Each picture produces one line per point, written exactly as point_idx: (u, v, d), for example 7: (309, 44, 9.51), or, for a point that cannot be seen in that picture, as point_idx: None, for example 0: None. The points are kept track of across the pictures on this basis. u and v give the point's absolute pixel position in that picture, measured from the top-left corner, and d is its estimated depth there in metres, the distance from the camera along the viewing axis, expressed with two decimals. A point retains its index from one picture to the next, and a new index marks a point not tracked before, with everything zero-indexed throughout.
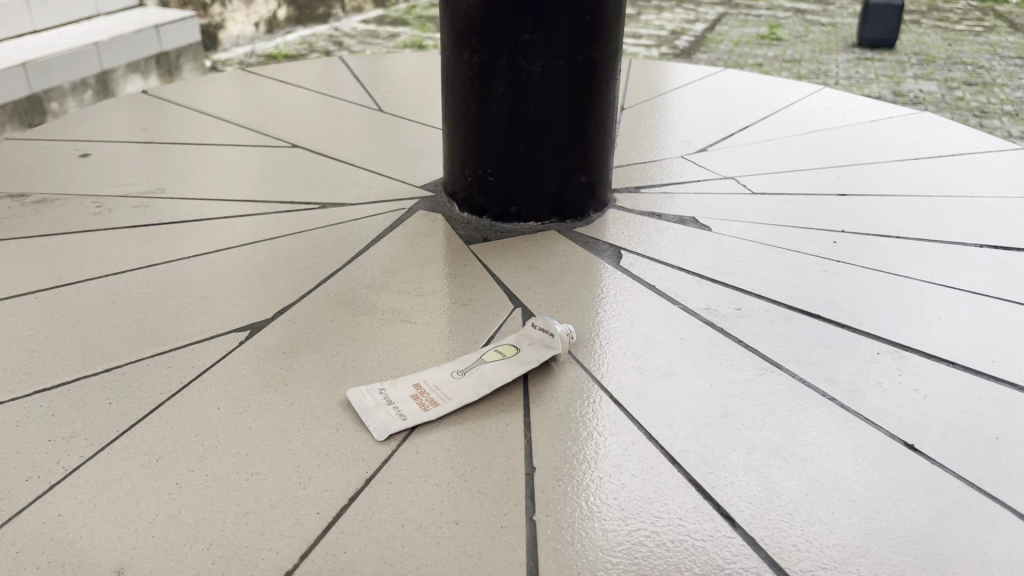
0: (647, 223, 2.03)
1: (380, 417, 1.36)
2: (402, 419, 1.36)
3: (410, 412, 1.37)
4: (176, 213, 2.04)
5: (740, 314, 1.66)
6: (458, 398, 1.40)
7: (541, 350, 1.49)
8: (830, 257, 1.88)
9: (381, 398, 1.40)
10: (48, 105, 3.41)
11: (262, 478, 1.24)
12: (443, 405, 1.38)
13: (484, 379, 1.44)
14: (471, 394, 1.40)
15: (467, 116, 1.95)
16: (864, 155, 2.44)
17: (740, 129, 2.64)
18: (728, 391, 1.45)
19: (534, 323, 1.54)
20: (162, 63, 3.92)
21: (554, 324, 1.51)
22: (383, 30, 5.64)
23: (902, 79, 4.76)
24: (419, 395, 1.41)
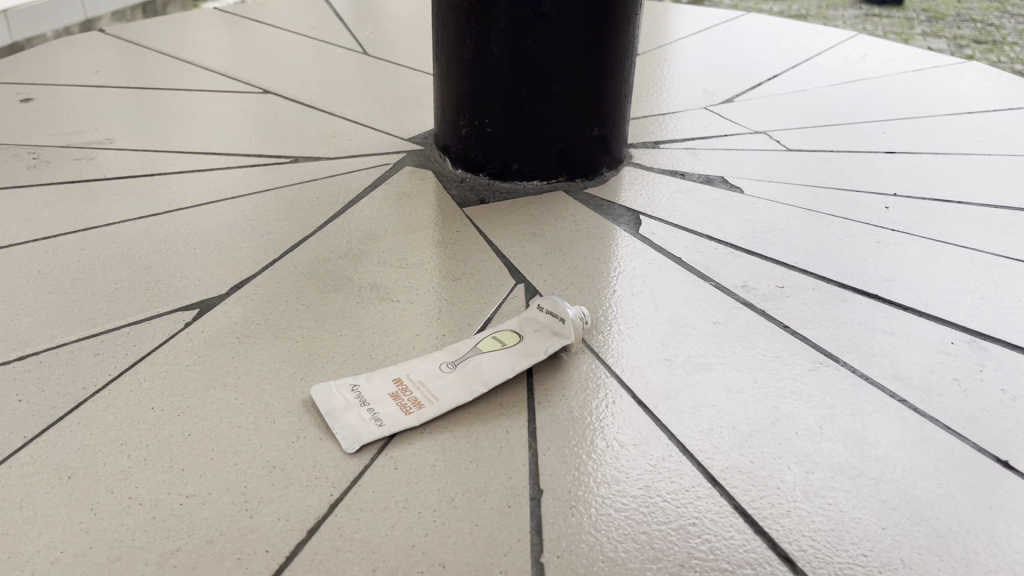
0: (669, 184, 1.76)
1: (351, 423, 1.10)
2: (378, 425, 1.10)
3: (389, 416, 1.11)
4: (123, 165, 1.76)
5: (783, 293, 1.40)
6: (447, 398, 1.14)
7: (550, 339, 1.22)
8: (884, 226, 1.61)
9: (354, 395, 1.14)
10: None
11: (198, 505, 0.99)
12: (429, 407, 1.13)
13: (480, 374, 1.17)
14: (464, 394, 1.14)
15: (462, 55, 1.67)
16: (909, 108, 2.16)
17: (768, 77, 2.35)
18: (776, 390, 1.19)
19: (540, 305, 1.26)
20: None
21: (565, 305, 1.23)
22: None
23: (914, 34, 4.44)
24: (399, 392, 1.15)
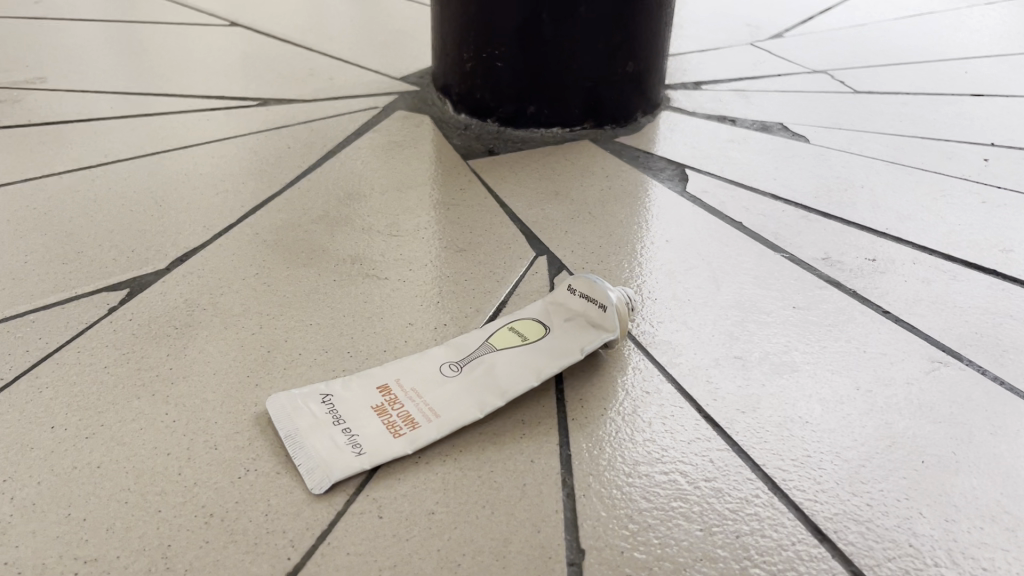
0: (718, 131, 1.46)
1: (321, 450, 0.80)
2: (357, 453, 0.80)
3: (372, 440, 0.81)
4: (53, 108, 1.45)
5: (877, 268, 1.10)
6: (451, 416, 0.84)
7: (584, 334, 0.93)
8: (987, 182, 1.31)
9: (324, 410, 0.84)
10: None
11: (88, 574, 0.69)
12: (427, 428, 0.83)
13: (495, 381, 0.88)
14: (475, 410, 0.85)
15: None
16: (990, 45, 1.84)
17: (820, 10, 2.02)
18: (886, 401, 0.90)
19: (573, 287, 0.96)
20: None
21: (605, 287, 0.93)
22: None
23: None
24: (386, 406, 0.85)
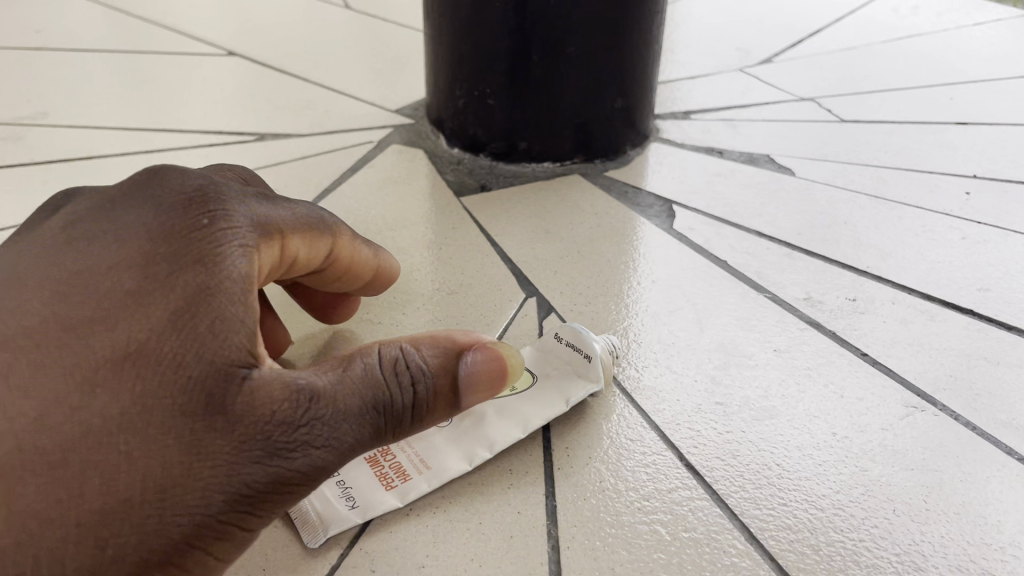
0: (705, 163, 1.49)
1: (315, 504, 0.83)
2: (351, 507, 0.83)
3: (364, 493, 0.84)
4: (55, 146, 1.48)
5: (856, 308, 1.14)
6: (442, 468, 0.87)
7: (568, 384, 0.96)
8: (967, 216, 1.34)
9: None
10: None
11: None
12: (418, 479, 0.86)
13: (483, 430, 0.91)
14: (464, 461, 0.88)
15: (458, 11, 1.37)
16: (977, 69, 1.87)
17: (810, 33, 2.05)
18: (861, 446, 0.94)
19: (558, 335, 0.99)
20: None
21: (591, 338, 0.96)
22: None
23: None
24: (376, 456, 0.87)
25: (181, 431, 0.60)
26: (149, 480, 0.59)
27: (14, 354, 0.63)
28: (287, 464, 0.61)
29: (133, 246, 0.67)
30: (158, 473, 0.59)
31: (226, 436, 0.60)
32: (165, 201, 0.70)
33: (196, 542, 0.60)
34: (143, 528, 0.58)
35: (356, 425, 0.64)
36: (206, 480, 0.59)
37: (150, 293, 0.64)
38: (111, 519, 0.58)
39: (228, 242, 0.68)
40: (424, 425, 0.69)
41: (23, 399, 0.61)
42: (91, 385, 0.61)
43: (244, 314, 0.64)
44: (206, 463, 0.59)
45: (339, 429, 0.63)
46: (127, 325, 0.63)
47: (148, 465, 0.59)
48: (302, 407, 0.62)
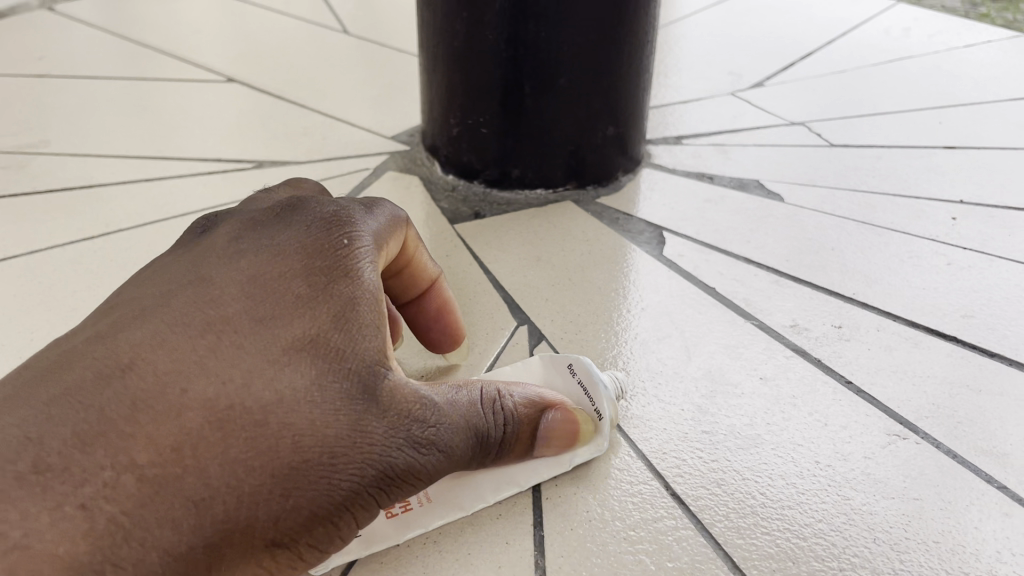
0: (696, 189, 1.51)
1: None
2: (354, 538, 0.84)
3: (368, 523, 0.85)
4: (56, 175, 1.51)
5: (841, 335, 1.16)
6: (451, 504, 0.88)
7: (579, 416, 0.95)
8: (953, 242, 1.36)
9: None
10: None
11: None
12: (424, 513, 0.87)
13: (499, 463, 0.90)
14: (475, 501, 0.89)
15: (452, 42, 1.40)
16: (966, 92, 1.89)
17: (802, 57, 2.08)
18: (844, 474, 0.96)
19: (572, 366, 0.97)
20: None
21: (603, 384, 0.95)
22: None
23: None
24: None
25: (356, 411, 0.67)
26: (331, 450, 0.65)
27: (194, 335, 0.66)
28: (431, 454, 0.70)
29: (290, 255, 0.73)
30: (329, 443, 0.65)
31: (391, 421, 0.68)
32: (320, 219, 0.77)
33: (348, 509, 0.66)
34: (317, 491, 0.64)
35: (476, 430, 0.75)
36: (371, 456, 0.66)
37: (324, 294, 0.71)
38: (294, 479, 0.64)
39: (367, 261, 0.76)
40: (512, 453, 0.83)
41: (210, 370, 0.64)
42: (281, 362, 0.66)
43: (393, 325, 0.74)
44: (369, 441, 0.67)
45: (463, 430, 0.73)
46: (306, 316, 0.69)
47: (331, 436, 0.65)
48: (440, 407, 0.72)
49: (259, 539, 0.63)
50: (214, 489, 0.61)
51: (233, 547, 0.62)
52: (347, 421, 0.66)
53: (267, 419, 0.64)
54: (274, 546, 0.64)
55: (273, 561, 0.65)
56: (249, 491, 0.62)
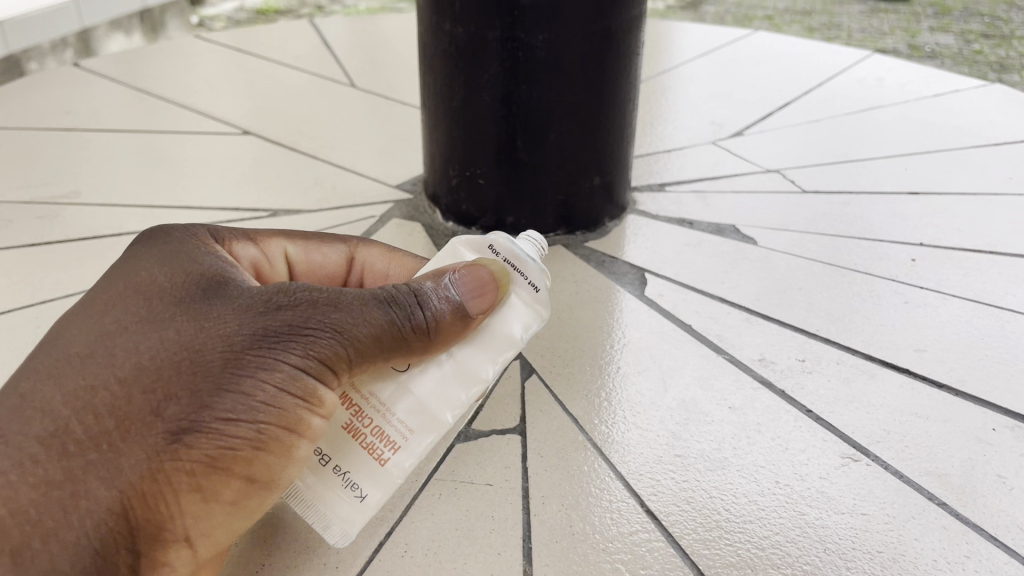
0: (676, 234, 1.64)
1: (323, 497, 0.91)
2: (359, 497, 0.90)
3: (363, 477, 0.90)
4: (85, 224, 1.65)
5: (804, 368, 1.28)
6: (427, 428, 0.91)
7: (514, 302, 0.94)
8: (912, 282, 1.49)
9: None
10: (25, 64, 3.03)
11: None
12: (405, 447, 0.91)
13: (443, 373, 0.91)
14: (445, 417, 0.92)
15: (451, 101, 1.55)
16: (932, 139, 2.03)
17: (780, 107, 2.23)
18: (802, 492, 1.07)
19: (493, 246, 0.96)
20: (147, 19, 3.65)
21: (530, 259, 0.94)
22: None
23: (917, 33, 4.12)
24: (355, 422, 0.91)
25: (184, 317, 0.81)
26: (171, 351, 0.79)
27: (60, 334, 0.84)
28: (289, 319, 0.81)
29: (143, 252, 0.91)
30: (187, 347, 0.79)
31: (222, 311, 0.81)
32: (151, 230, 0.96)
33: (239, 381, 0.79)
34: (174, 380, 0.78)
35: (355, 297, 0.84)
36: (220, 340, 0.79)
37: (148, 264, 0.88)
38: (141, 380, 0.78)
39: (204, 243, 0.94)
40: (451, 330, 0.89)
41: (70, 346, 0.82)
42: (114, 316, 0.83)
43: (220, 262, 0.89)
44: (228, 330, 0.80)
45: (334, 301, 0.83)
46: (131, 280, 0.86)
47: (167, 339, 0.80)
48: (287, 291, 0.83)
49: (150, 432, 0.76)
50: (76, 418, 0.78)
51: (126, 445, 0.76)
52: (177, 328, 0.80)
53: (106, 351, 0.80)
54: (179, 435, 0.77)
55: (186, 447, 0.77)
56: (105, 403, 0.77)
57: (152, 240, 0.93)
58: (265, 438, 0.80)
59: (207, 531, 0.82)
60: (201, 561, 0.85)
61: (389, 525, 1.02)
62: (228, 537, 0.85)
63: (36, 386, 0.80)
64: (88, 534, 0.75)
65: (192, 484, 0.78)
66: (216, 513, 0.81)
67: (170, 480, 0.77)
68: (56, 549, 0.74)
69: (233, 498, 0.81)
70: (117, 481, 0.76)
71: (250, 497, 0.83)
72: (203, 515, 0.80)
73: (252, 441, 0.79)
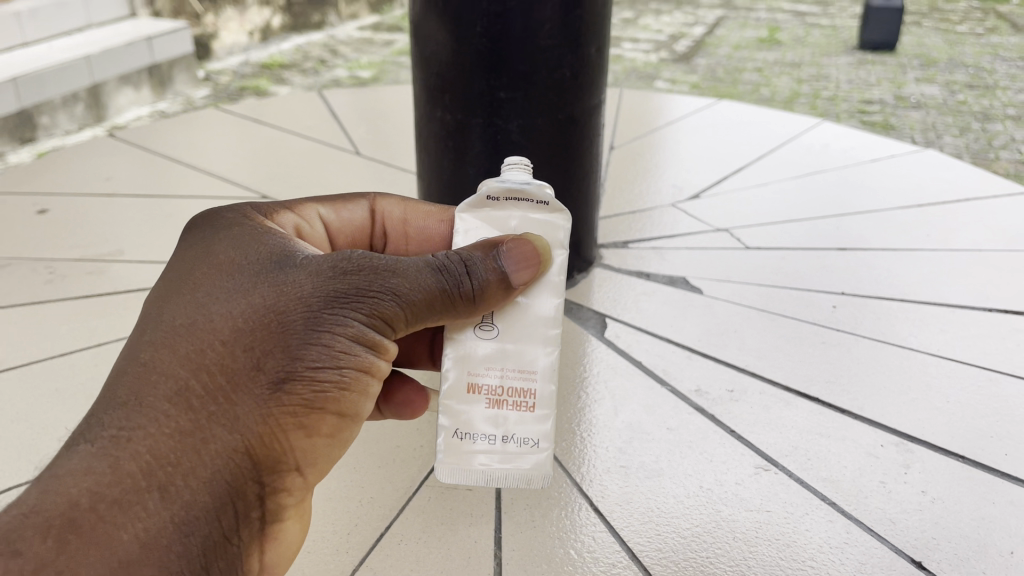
0: (635, 285, 1.92)
1: (493, 460, 0.93)
2: (538, 444, 0.94)
3: (532, 427, 0.94)
4: (130, 279, 1.93)
5: (732, 397, 1.54)
6: (549, 363, 0.94)
7: (544, 225, 0.95)
8: (830, 325, 1.76)
9: (456, 438, 0.94)
10: (37, 118, 3.65)
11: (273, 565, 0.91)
12: (543, 385, 0.94)
13: (529, 314, 0.94)
14: (550, 348, 0.95)
15: (443, 174, 1.86)
16: (865, 199, 2.32)
17: (734, 171, 2.52)
18: (720, 494, 1.33)
19: (491, 195, 0.95)
20: (155, 73, 4.25)
21: (522, 182, 0.95)
22: (376, 40, 5.71)
23: (892, 111, 4.55)
24: (493, 398, 0.94)
25: (263, 279, 0.83)
26: (259, 312, 0.81)
27: (144, 303, 0.86)
28: (364, 279, 0.83)
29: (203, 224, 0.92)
30: (270, 304, 0.81)
31: (298, 272, 0.83)
32: (204, 209, 0.95)
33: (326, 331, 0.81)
34: (267, 336, 0.80)
35: (416, 262, 0.86)
36: (304, 298, 0.81)
37: (217, 234, 0.89)
38: (236, 339, 0.80)
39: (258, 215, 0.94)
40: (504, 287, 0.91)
41: (155, 313, 0.83)
42: (197, 283, 0.84)
43: (278, 234, 0.90)
44: (304, 287, 0.82)
45: (398, 265, 0.85)
46: (198, 248, 0.88)
47: (252, 300, 0.81)
48: (354, 254, 0.85)
49: (253, 383, 0.80)
50: (182, 380, 0.79)
51: (232, 397, 0.79)
52: (259, 289, 0.82)
53: (196, 314, 0.82)
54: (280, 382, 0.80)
55: (288, 394, 0.81)
56: (206, 362, 0.80)
57: (206, 220, 0.92)
58: (353, 380, 0.84)
59: (315, 461, 0.86)
60: (307, 492, 0.89)
61: (389, 520, 1.29)
62: (328, 469, 0.89)
63: (137, 351, 0.81)
64: (212, 477, 0.79)
65: (296, 425, 0.82)
66: (321, 447, 0.86)
67: (276, 422, 0.81)
68: (188, 490, 0.78)
69: (331, 433, 0.86)
70: (230, 426, 0.79)
71: (345, 431, 0.87)
72: (310, 450, 0.85)
73: (344, 385, 0.83)
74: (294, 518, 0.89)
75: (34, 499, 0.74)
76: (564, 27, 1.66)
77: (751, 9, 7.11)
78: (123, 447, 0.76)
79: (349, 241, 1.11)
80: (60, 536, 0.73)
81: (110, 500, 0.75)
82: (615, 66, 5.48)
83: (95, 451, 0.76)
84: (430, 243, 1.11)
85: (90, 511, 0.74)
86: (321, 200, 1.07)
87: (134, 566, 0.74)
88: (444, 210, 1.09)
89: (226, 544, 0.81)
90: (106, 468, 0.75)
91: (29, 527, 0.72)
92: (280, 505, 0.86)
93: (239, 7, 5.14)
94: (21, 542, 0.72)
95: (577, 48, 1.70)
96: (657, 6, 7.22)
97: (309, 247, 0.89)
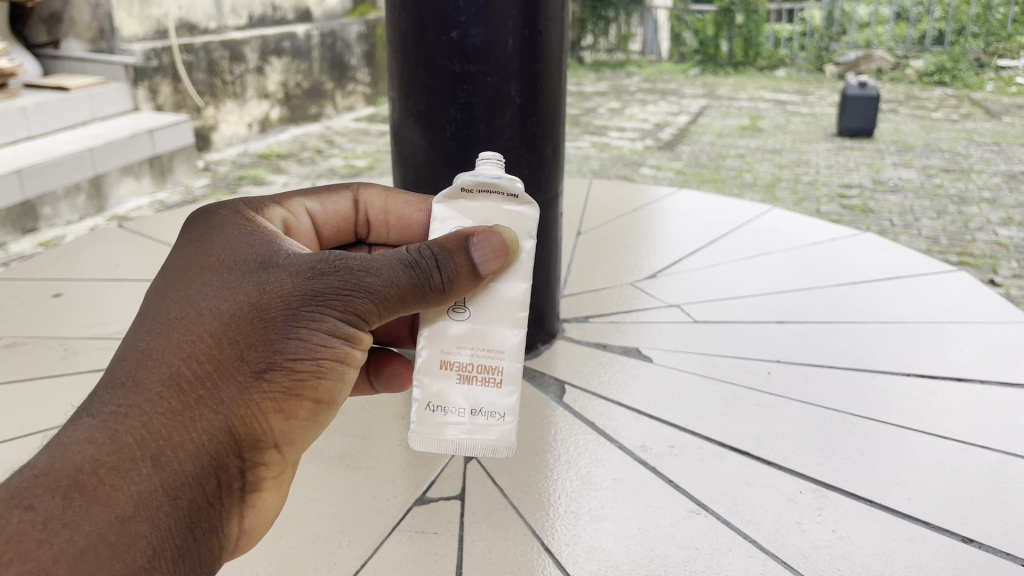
0: (592, 355, 2.13)
1: (469, 435, 1.10)
2: (503, 417, 1.10)
3: (498, 402, 1.10)
4: None
5: (672, 451, 1.74)
6: (513, 344, 1.10)
7: (513, 215, 1.09)
8: (762, 389, 1.97)
9: (428, 410, 1.10)
10: (42, 209, 3.91)
11: (249, 529, 1.02)
12: (508, 363, 1.10)
13: (497, 299, 1.09)
14: (515, 330, 1.10)
15: None
16: (807, 278, 2.55)
17: (689, 252, 2.77)
18: (656, 534, 1.52)
19: (465, 188, 1.10)
20: (156, 163, 4.54)
21: (494, 178, 1.09)
22: (371, 131, 6.04)
23: (867, 194, 4.85)
24: (463, 375, 1.10)
25: (249, 278, 0.94)
26: (244, 310, 0.92)
27: (148, 296, 0.97)
28: (338, 279, 0.93)
29: (200, 225, 1.03)
30: (254, 304, 0.92)
31: (280, 273, 0.94)
32: (200, 210, 1.06)
33: (302, 327, 0.92)
34: (250, 331, 0.91)
35: (388, 258, 0.96)
36: (285, 296, 0.92)
37: (211, 237, 1.00)
38: (223, 332, 0.91)
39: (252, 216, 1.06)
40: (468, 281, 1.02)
41: (156, 307, 0.95)
42: (193, 282, 0.95)
43: (265, 237, 1.01)
44: (285, 290, 0.92)
45: (369, 264, 0.95)
46: (196, 249, 0.99)
47: (238, 296, 0.92)
48: (331, 256, 0.95)
49: (238, 371, 0.91)
50: (176, 366, 0.90)
51: (219, 381, 0.90)
52: (244, 287, 0.93)
53: (188, 308, 0.93)
54: (260, 372, 0.92)
55: (268, 382, 0.92)
56: (196, 351, 0.90)
57: (203, 221, 1.04)
58: (327, 368, 0.95)
59: (291, 439, 0.98)
60: (281, 467, 1.01)
61: (364, 559, 1.47)
62: (303, 447, 1.01)
63: (138, 339, 0.92)
64: (200, 451, 0.90)
65: (275, 408, 0.93)
66: (295, 428, 0.97)
67: (258, 406, 0.92)
68: (177, 461, 0.88)
69: (307, 416, 0.98)
70: (217, 408, 0.90)
71: (319, 414, 0.99)
72: (287, 431, 0.96)
73: (319, 372, 0.95)
74: (268, 488, 1.01)
75: (43, 462, 0.85)
76: (522, 130, 1.91)
77: (731, 97, 7.52)
78: (123, 421, 0.87)
79: (334, 230, 1.23)
80: (66, 494, 0.83)
81: (111, 465, 0.85)
82: (602, 154, 5.81)
83: (97, 424, 0.87)
84: (409, 230, 1.24)
85: (92, 474, 0.84)
86: (308, 195, 1.19)
87: (130, 521, 0.84)
88: (421, 199, 1.22)
89: (210, 507, 0.92)
90: (107, 439, 0.86)
91: (39, 485, 0.83)
92: (257, 476, 0.98)
93: (240, 101, 5.47)
94: (33, 498, 0.82)
95: (535, 146, 1.95)
96: (642, 96, 7.62)
97: (295, 248, 1.00)
